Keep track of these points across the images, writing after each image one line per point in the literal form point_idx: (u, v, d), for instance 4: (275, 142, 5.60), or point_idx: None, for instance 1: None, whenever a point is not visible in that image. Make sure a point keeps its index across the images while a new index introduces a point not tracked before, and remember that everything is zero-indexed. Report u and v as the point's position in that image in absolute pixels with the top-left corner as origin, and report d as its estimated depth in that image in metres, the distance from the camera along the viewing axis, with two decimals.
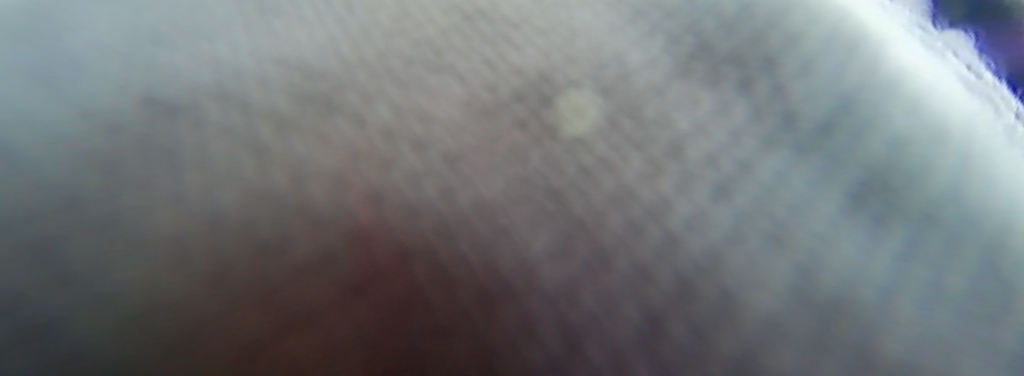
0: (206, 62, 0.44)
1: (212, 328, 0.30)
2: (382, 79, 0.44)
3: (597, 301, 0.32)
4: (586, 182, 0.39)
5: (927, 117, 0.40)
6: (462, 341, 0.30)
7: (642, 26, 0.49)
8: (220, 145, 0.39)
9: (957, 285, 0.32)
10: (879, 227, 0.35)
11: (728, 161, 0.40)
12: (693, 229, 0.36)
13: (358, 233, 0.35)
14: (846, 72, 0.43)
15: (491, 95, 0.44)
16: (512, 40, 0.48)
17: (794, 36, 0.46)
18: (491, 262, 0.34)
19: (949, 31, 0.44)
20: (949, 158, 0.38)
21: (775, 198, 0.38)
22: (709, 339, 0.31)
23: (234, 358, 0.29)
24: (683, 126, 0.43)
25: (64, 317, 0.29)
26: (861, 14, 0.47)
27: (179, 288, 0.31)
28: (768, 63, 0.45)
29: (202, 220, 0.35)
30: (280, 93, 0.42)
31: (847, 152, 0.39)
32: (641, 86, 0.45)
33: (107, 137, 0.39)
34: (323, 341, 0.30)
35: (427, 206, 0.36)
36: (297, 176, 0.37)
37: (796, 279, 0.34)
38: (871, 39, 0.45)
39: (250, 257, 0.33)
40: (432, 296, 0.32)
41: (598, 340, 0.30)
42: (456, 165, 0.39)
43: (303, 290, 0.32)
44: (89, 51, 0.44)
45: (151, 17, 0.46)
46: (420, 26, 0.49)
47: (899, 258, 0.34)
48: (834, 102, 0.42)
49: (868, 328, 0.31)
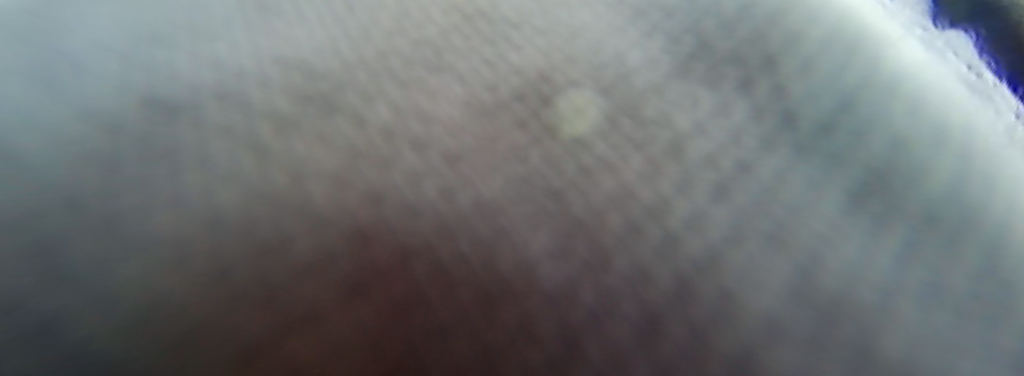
0: (206, 61, 0.44)
1: (212, 328, 0.30)
2: (382, 79, 0.44)
3: (598, 301, 0.32)
4: (586, 182, 0.39)
5: (929, 116, 0.40)
6: (463, 341, 0.30)
7: (642, 27, 0.49)
8: (220, 145, 0.39)
9: (959, 286, 0.32)
10: (879, 227, 0.35)
11: (727, 161, 0.40)
12: (693, 228, 0.36)
13: (359, 234, 0.35)
14: (847, 71, 0.43)
15: (490, 95, 0.44)
16: (512, 39, 0.48)
17: (794, 36, 0.46)
18: (492, 262, 0.34)
19: (950, 30, 0.43)
20: (949, 158, 0.37)
21: (776, 199, 0.38)
22: (710, 339, 0.31)
23: (234, 359, 0.29)
24: (683, 126, 0.43)
25: (66, 316, 0.30)
26: (861, 14, 0.47)
27: (180, 288, 0.32)
28: (768, 63, 0.45)
29: (202, 219, 0.35)
30: (280, 93, 0.42)
31: (848, 152, 0.39)
32: (641, 86, 0.45)
33: (106, 137, 0.39)
34: (324, 340, 0.30)
35: (427, 205, 0.36)
36: (296, 176, 0.38)
37: (797, 280, 0.34)
38: (871, 40, 0.45)
39: (250, 257, 0.33)
40: (433, 296, 0.32)
41: (598, 340, 0.31)
42: (456, 165, 0.39)
43: (303, 289, 0.32)
44: (88, 51, 0.44)
45: (150, 17, 0.46)
46: (419, 25, 0.49)
47: (900, 259, 0.34)
48: (835, 101, 0.42)
49: (869, 328, 0.31)
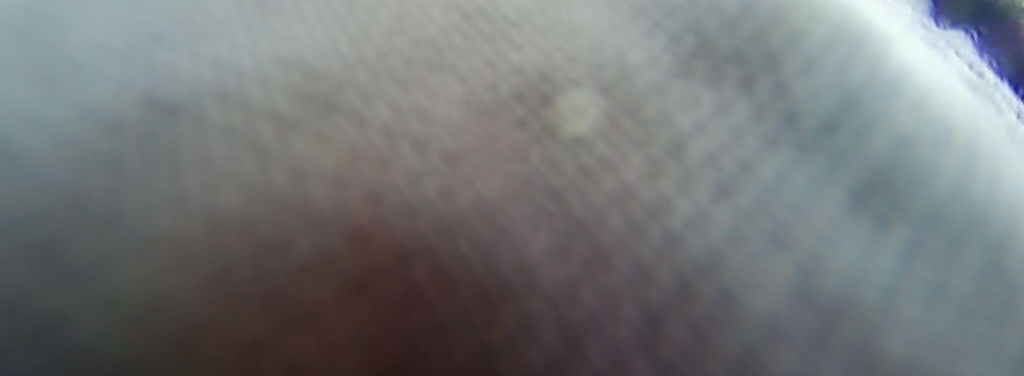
0: (206, 61, 0.44)
1: (212, 328, 0.30)
2: (382, 79, 0.44)
3: (598, 302, 0.32)
4: (586, 182, 0.39)
5: (930, 115, 0.39)
6: (462, 341, 0.30)
7: (642, 26, 0.49)
8: (220, 145, 0.39)
9: (962, 287, 0.32)
10: (881, 228, 0.35)
11: (729, 161, 0.40)
12: (694, 229, 0.36)
13: (358, 233, 0.35)
14: (850, 69, 0.43)
15: (490, 94, 0.44)
16: (512, 39, 0.48)
17: (798, 34, 0.45)
18: (492, 263, 0.34)
19: (951, 30, 0.43)
20: (953, 157, 0.37)
21: (777, 199, 0.38)
22: (710, 339, 0.31)
23: (236, 360, 0.29)
24: (684, 125, 0.42)
25: (68, 316, 0.30)
26: (864, 11, 0.46)
27: (180, 288, 0.32)
28: (769, 62, 0.45)
29: (201, 219, 0.35)
30: (280, 93, 0.42)
31: (849, 152, 0.39)
32: (641, 85, 0.45)
33: (107, 136, 0.39)
34: (323, 341, 0.30)
35: (427, 205, 0.36)
36: (296, 175, 0.37)
37: (798, 280, 0.34)
38: (875, 37, 0.44)
39: (249, 258, 0.33)
40: (432, 297, 0.32)
41: (598, 341, 0.31)
42: (456, 164, 0.39)
43: (303, 289, 0.32)
44: (88, 51, 0.44)
45: (150, 16, 0.46)
46: (419, 25, 0.48)
47: (902, 259, 0.33)
48: (836, 101, 0.41)
49: (869, 330, 0.31)
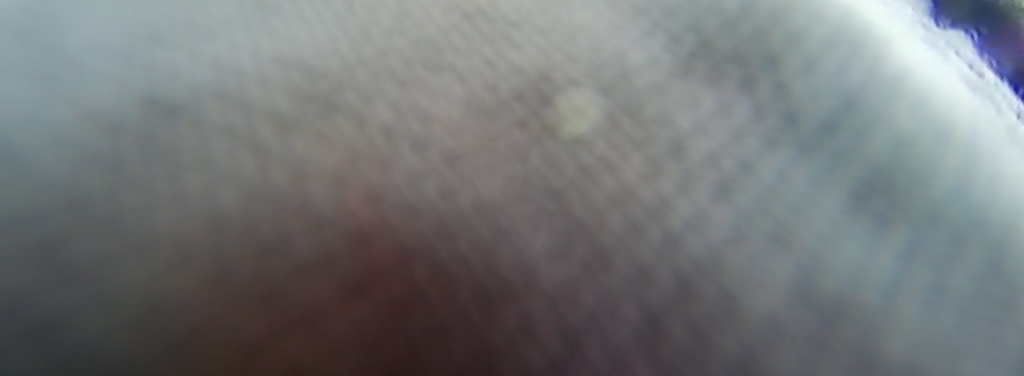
0: (206, 61, 0.44)
1: (212, 328, 0.30)
2: (382, 79, 0.44)
3: (598, 302, 0.32)
4: (586, 182, 0.39)
5: (931, 115, 0.39)
6: (462, 341, 0.30)
7: (642, 26, 0.49)
8: (220, 145, 0.39)
9: (962, 287, 0.32)
10: (881, 227, 0.35)
11: (729, 161, 0.40)
12: (694, 229, 0.36)
13: (358, 234, 0.35)
14: (850, 69, 0.43)
15: (490, 95, 0.44)
16: (512, 38, 0.48)
17: (797, 34, 0.45)
18: (492, 263, 0.34)
19: (951, 30, 0.44)
20: (954, 157, 0.37)
21: (777, 199, 0.38)
22: (709, 339, 0.31)
23: (235, 359, 0.29)
24: (684, 125, 0.42)
25: (67, 315, 0.30)
26: (864, 12, 0.46)
27: (179, 287, 0.32)
28: (769, 62, 0.45)
29: (201, 219, 0.35)
30: (280, 93, 0.42)
31: (850, 152, 0.39)
32: (641, 85, 0.45)
33: (107, 136, 0.39)
34: (322, 341, 0.30)
35: (427, 205, 0.36)
36: (296, 175, 0.37)
37: (797, 280, 0.34)
38: (876, 37, 0.44)
39: (249, 258, 0.33)
40: (432, 296, 0.32)
41: (598, 341, 0.31)
42: (456, 164, 0.39)
43: (303, 290, 0.32)
44: (88, 51, 0.44)
45: (150, 16, 0.46)
46: (419, 25, 0.48)
47: (901, 260, 0.33)
48: (836, 101, 0.41)
49: (869, 330, 0.31)
